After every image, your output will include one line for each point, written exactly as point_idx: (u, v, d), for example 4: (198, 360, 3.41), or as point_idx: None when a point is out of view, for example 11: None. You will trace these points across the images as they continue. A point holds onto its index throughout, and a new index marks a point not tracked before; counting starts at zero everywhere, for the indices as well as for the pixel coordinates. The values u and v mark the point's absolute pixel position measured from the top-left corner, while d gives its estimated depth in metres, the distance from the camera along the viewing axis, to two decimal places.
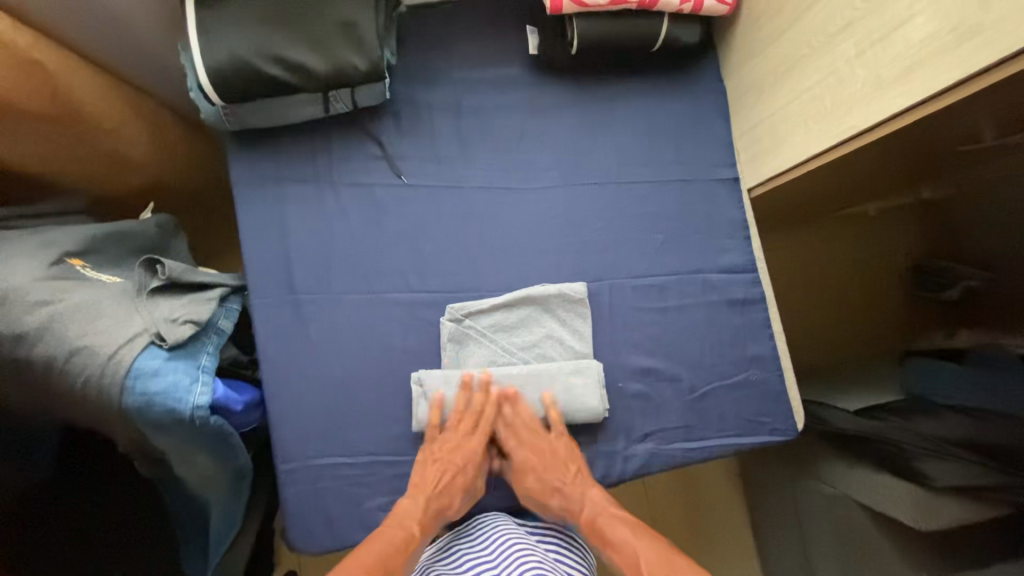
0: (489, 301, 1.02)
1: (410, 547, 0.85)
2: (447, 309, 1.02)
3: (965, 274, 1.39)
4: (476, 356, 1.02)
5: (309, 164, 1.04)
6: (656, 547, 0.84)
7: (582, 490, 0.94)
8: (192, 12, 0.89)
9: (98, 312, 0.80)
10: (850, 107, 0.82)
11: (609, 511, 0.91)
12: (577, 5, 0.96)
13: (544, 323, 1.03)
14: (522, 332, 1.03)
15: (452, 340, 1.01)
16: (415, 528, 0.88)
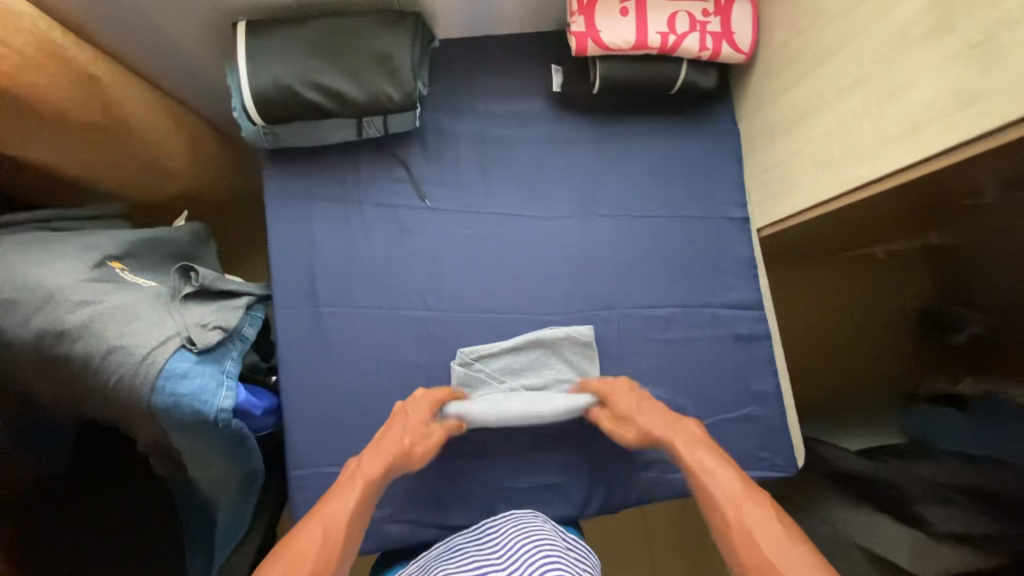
0: (499, 344, 1.06)
1: (364, 497, 0.83)
2: (458, 352, 1.05)
3: (971, 321, 1.39)
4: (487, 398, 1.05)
5: (338, 183, 1.09)
6: (744, 491, 0.78)
7: (674, 423, 0.92)
8: (242, 39, 0.96)
9: (135, 314, 0.84)
10: (857, 161, 0.85)
11: (703, 445, 0.87)
12: (600, 48, 1.02)
13: (553, 366, 1.07)
14: (529, 374, 1.06)
15: (463, 383, 1.05)
16: (363, 477, 0.85)
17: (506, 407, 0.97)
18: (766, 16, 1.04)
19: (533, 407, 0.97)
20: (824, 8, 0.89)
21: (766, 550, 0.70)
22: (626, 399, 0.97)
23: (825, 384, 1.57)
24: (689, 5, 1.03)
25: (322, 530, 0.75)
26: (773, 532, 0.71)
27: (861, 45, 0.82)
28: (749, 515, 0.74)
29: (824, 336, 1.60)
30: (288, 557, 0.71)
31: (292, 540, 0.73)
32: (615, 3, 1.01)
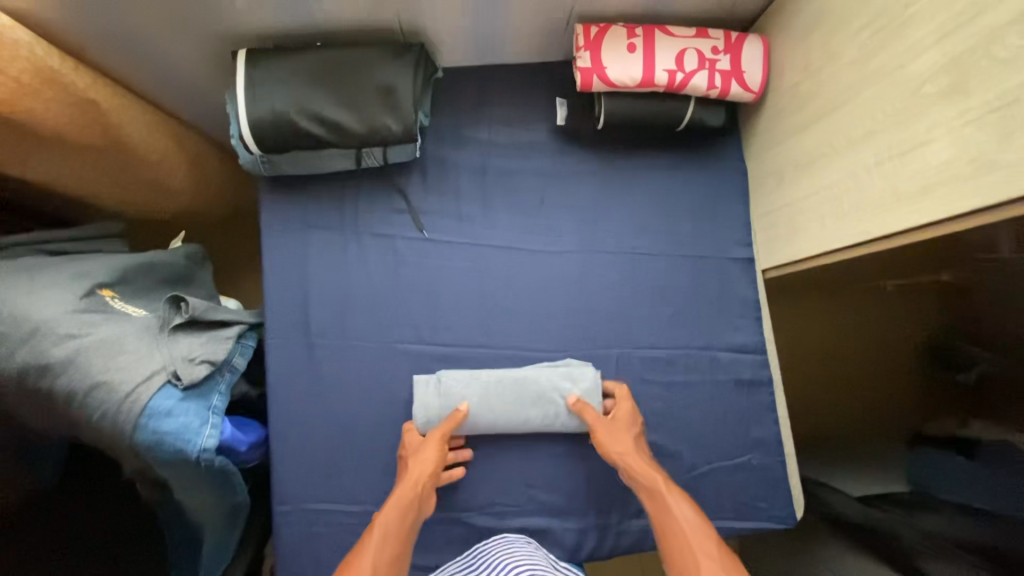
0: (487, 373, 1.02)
1: (395, 548, 0.85)
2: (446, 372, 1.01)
3: (978, 357, 1.37)
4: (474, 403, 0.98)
5: (336, 212, 1.07)
6: (714, 551, 0.79)
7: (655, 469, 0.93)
8: (242, 67, 0.94)
9: (121, 347, 0.83)
10: (865, 215, 0.82)
11: (675, 492, 0.89)
12: (605, 85, 1.00)
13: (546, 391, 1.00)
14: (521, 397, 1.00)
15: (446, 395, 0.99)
16: (380, 529, 0.86)
17: (490, 375, 1.01)
18: (778, 55, 1.01)
19: (508, 373, 1.01)
20: (838, 54, 0.86)
21: None
22: (606, 432, 0.96)
23: (826, 421, 1.53)
24: (698, 43, 1.00)
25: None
26: None
27: (875, 96, 0.79)
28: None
29: (825, 373, 1.55)
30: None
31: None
32: (622, 39, 0.99)
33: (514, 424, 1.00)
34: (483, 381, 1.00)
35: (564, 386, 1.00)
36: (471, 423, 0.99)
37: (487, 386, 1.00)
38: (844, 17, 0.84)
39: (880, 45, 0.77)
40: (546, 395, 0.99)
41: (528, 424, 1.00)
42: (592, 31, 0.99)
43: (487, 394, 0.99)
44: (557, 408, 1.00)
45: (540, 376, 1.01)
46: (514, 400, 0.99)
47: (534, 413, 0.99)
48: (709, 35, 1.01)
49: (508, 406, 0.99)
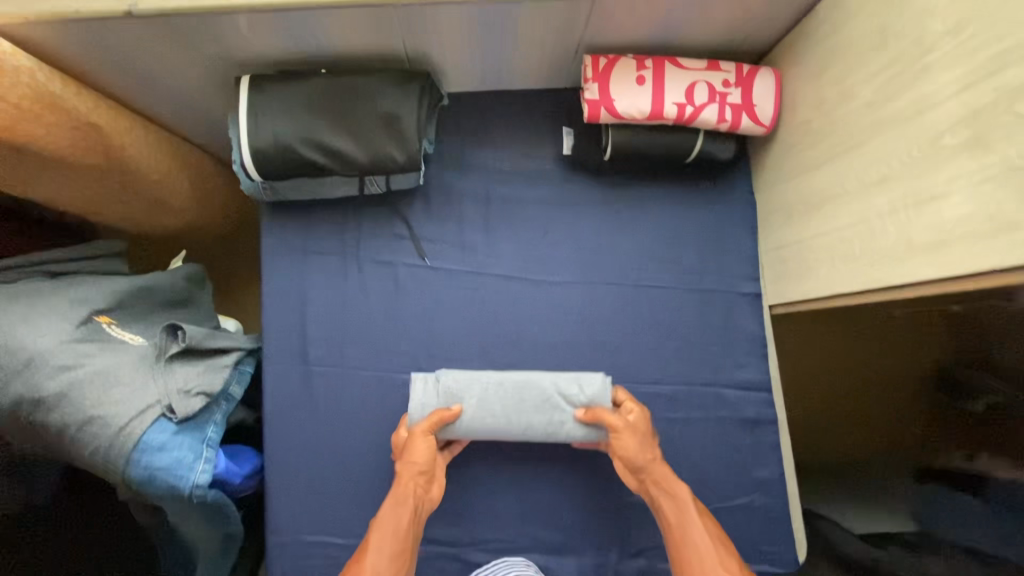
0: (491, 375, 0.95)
1: (403, 553, 0.84)
2: (445, 373, 0.95)
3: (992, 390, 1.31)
4: (473, 406, 0.93)
5: (337, 238, 1.06)
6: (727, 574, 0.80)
7: (667, 477, 0.90)
8: (244, 93, 0.93)
9: (117, 379, 0.82)
10: (877, 263, 0.80)
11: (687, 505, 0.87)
12: (613, 117, 0.99)
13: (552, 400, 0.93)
14: (525, 402, 0.93)
15: (446, 395, 0.94)
16: (390, 536, 0.84)
17: (493, 377, 0.95)
18: (790, 89, 0.99)
19: (513, 376, 0.95)
20: (850, 95, 0.84)
21: None
22: (628, 441, 0.90)
23: (825, 449, 1.51)
24: (709, 76, 0.99)
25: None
26: None
27: (891, 141, 0.77)
28: None
29: (829, 402, 1.51)
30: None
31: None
32: (631, 71, 0.97)
33: (515, 431, 0.93)
34: (485, 384, 0.94)
35: (572, 393, 0.93)
36: (469, 427, 0.93)
37: (489, 389, 0.94)
38: (858, 58, 0.82)
39: (897, 90, 0.75)
40: (551, 399, 0.93)
41: (531, 431, 0.94)
42: (601, 62, 0.97)
43: (489, 397, 0.93)
44: (563, 415, 0.93)
45: (546, 380, 0.94)
46: (516, 404, 0.93)
47: (536, 419, 0.93)
48: (720, 68, 0.99)
49: (509, 410, 0.93)
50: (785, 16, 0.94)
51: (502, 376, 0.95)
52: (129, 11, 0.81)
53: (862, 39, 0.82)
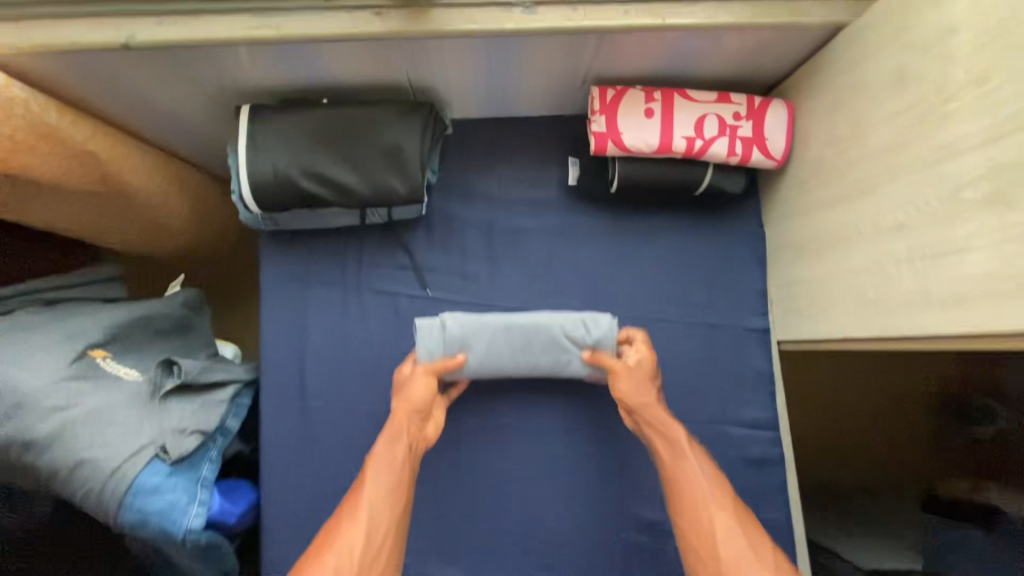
0: (497, 317, 0.94)
1: (400, 486, 0.84)
2: (451, 314, 0.93)
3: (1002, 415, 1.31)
4: (479, 351, 0.94)
5: (337, 268, 1.04)
6: (722, 509, 0.79)
7: (665, 417, 0.90)
8: (243, 123, 0.91)
9: (110, 418, 0.80)
10: (892, 311, 0.78)
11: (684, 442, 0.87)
12: (620, 149, 0.97)
13: (558, 341, 0.94)
14: (530, 344, 0.94)
15: (454, 341, 0.93)
16: (386, 468, 0.84)
17: (500, 319, 0.93)
18: (802, 123, 0.97)
19: (518, 318, 0.94)
20: (865, 137, 0.82)
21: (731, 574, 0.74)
22: (624, 380, 0.92)
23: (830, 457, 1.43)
24: (720, 108, 0.97)
25: (364, 524, 0.78)
26: (734, 554, 0.75)
27: (909, 188, 0.74)
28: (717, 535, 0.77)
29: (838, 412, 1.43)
30: (351, 554, 0.75)
31: (341, 539, 0.77)
32: (639, 103, 0.95)
33: (522, 369, 0.96)
34: (493, 329, 0.93)
35: (578, 335, 0.94)
36: (476, 369, 0.95)
37: (496, 333, 0.93)
38: (875, 97, 0.80)
39: (916, 136, 0.73)
40: (557, 341, 0.94)
41: (535, 370, 0.97)
42: (609, 94, 0.95)
43: (495, 343, 0.93)
44: (569, 355, 0.95)
45: (555, 323, 0.94)
46: (523, 347, 0.94)
47: (543, 360, 0.95)
48: (730, 100, 0.97)
49: (516, 354, 0.94)
50: (797, 49, 0.92)
51: (508, 317, 0.94)
52: (127, 43, 0.78)
53: (878, 78, 0.79)
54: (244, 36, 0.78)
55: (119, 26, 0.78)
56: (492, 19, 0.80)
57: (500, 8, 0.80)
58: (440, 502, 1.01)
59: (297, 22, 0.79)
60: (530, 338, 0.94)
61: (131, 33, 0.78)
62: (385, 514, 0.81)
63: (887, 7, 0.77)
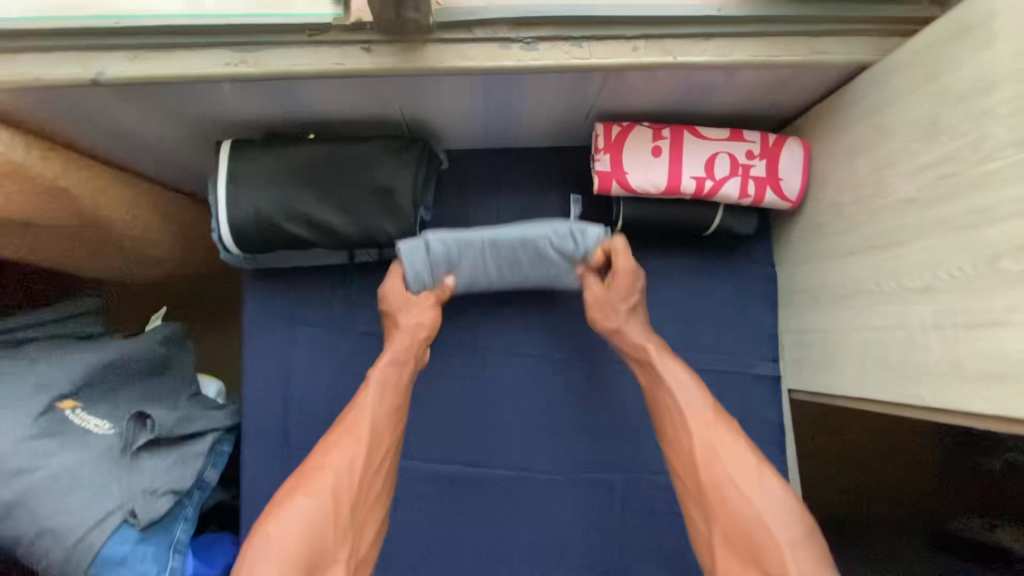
0: (480, 231, 0.87)
1: (392, 404, 0.83)
2: (434, 232, 0.86)
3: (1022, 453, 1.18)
4: (468, 270, 0.90)
5: (325, 308, 0.99)
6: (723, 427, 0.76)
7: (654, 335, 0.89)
8: (224, 161, 0.86)
9: (75, 481, 0.76)
10: (917, 377, 0.73)
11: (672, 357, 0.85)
12: (625, 189, 0.91)
13: (543, 258, 0.89)
14: (517, 261, 0.90)
15: (442, 262, 0.89)
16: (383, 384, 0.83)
17: (484, 234, 0.86)
18: (820, 163, 0.91)
19: (501, 233, 0.86)
20: (891, 188, 0.76)
21: (735, 487, 0.71)
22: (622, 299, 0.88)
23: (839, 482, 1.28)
24: (732, 147, 0.91)
25: (363, 440, 0.77)
26: (737, 467, 0.72)
27: (938, 249, 0.69)
28: (718, 446, 0.74)
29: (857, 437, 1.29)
30: (337, 470, 0.73)
31: (336, 452, 0.75)
32: (646, 141, 0.90)
33: (512, 283, 0.94)
34: (478, 246, 0.87)
35: (565, 249, 0.88)
36: (468, 284, 0.92)
37: (483, 250, 0.88)
38: (903, 146, 0.74)
39: (949, 194, 0.67)
40: (545, 252, 0.89)
41: (526, 283, 0.94)
42: (614, 131, 0.90)
43: (482, 260, 0.89)
44: (557, 270, 0.91)
45: (542, 235, 0.87)
46: (510, 264, 0.90)
47: (532, 274, 0.92)
48: (743, 138, 0.91)
49: (504, 269, 0.91)
50: (817, 86, 0.86)
51: (492, 233, 0.87)
52: (95, 79, 0.72)
53: (906, 126, 0.74)
54: (221, 73, 0.72)
55: (86, 61, 0.72)
56: (489, 57, 0.74)
57: (498, 44, 0.74)
58: (432, 556, 0.97)
59: (279, 57, 0.73)
60: (517, 254, 0.89)
61: (101, 68, 0.72)
62: (373, 431, 0.79)
63: (918, 49, 0.71)
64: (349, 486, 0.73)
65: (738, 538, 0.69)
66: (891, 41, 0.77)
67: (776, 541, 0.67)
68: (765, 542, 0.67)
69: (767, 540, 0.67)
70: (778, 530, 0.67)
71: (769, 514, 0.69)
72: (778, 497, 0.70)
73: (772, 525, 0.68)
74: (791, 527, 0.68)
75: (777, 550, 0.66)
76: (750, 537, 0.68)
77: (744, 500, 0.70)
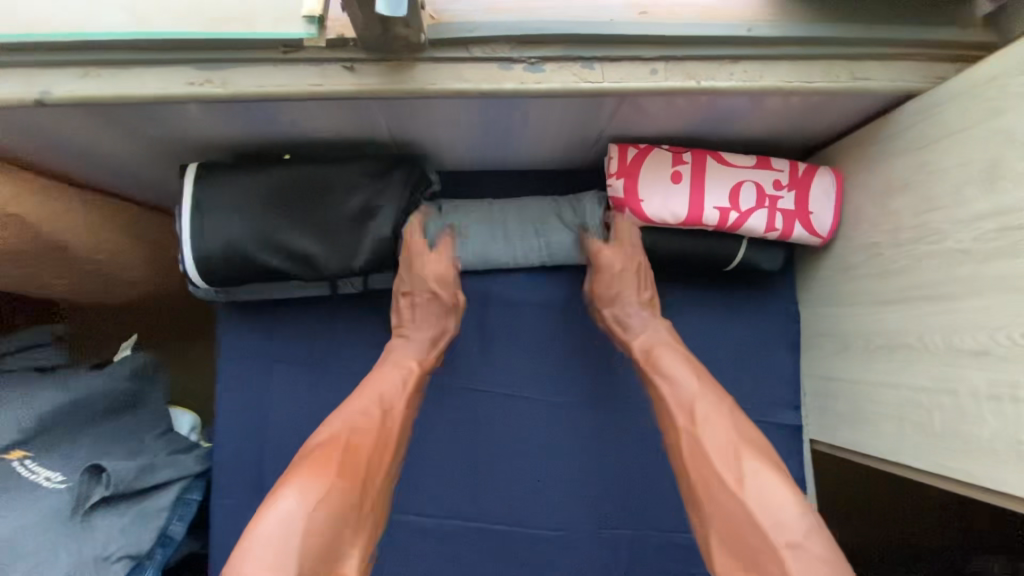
0: (488, 202, 0.91)
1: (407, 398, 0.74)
2: (444, 201, 0.90)
3: None
4: (475, 235, 0.89)
5: (306, 344, 0.90)
6: (724, 409, 0.66)
7: (654, 322, 0.80)
8: (189, 187, 0.78)
9: (19, 548, 0.69)
10: (966, 452, 0.64)
11: (670, 346, 0.76)
12: (639, 219, 0.83)
13: (546, 223, 0.89)
14: (521, 226, 0.89)
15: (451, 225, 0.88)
16: (410, 368, 0.76)
17: (491, 203, 0.90)
18: (854, 197, 0.82)
19: (506, 202, 0.91)
20: (940, 234, 0.67)
21: (722, 480, 0.60)
22: (628, 286, 0.83)
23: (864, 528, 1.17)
24: (758, 175, 0.82)
25: (378, 424, 0.67)
26: (723, 453, 0.62)
27: (996, 310, 0.60)
28: (703, 431, 0.64)
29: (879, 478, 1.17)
30: (359, 448, 0.63)
31: (359, 436, 0.64)
32: (664, 167, 0.81)
33: (515, 258, 0.91)
34: (485, 210, 0.90)
35: (566, 215, 0.89)
36: (473, 255, 0.89)
37: (490, 213, 0.90)
38: (956, 187, 0.66)
39: (1010, 249, 0.59)
40: (553, 224, 0.89)
41: (529, 258, 0.91)
42: (630, 154, 0.81)
43: (488, 226, 0.89)
44: (559, 238, 0.89)
45: (543, 202, 0.91)
46: (514, 230, 0.89)
47: (535, 245, 0.90)
48: (770, 166, 0.83)
49: (509, 238, 0.89)
50: (854, 113, 0.77)
51: (499, 203, 0.91)
52: (39, 100, 0.63)
53: (961, 165, 0.65)
54: (183, 93, 0.64)
55: (31, 79, 0.63)
56: (488, 78, 0.65)
57: (498, 64, 0.66)
58: None
59: (251, 76, 0.64)
60: (521, 219, 0.89)
61: (46, 87, 0.63)
62: (387, 413, 0.69)
63: (978, 80, 0.62)
64: (372, 469, 0.63)
65: (731, 538, 0.58)
66: (941, 67, 0.68)
67: (772, 543, 0.55)
68: (757, 543, 0.56)
69: (761, 543, 0.56)
70: (774, 531, 0.55)
71: (759, 511, 0.57)
72: (773, 487, 0.58)
73: (766, 526, 0.56)
74: (794, 527, 0.55)
75: (773, 553, 0.55)
76: (741, 536, 0.57)
77: (730, 498, 0.59)
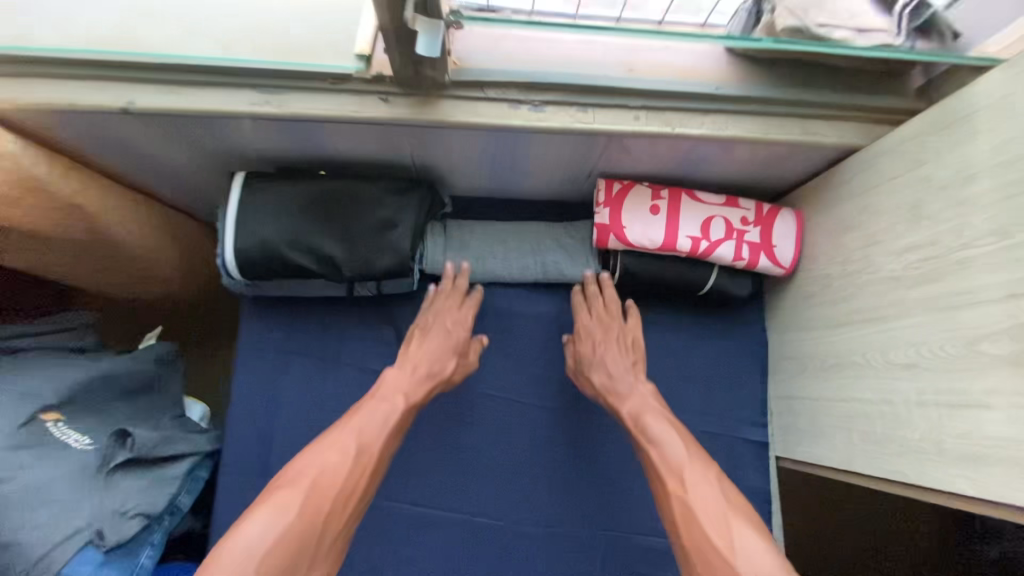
0: (490, 224, 1.03)
1: (391, 430, 0.80)
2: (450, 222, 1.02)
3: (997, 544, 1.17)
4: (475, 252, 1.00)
5: (319, 338, 1.00)
6: (714, 477, 0.75)
7: (637, 381, 0.89)
8: (236, 193, 0.90)
9: (48, 495, 0.76)
10: (902, 454, 0.73)
11: (656, 410, 0.84)
12: (622, 244, 0.94)
13: (542, 243, 1.01)
14: (519, 246, 1.01)
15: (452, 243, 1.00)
16: (399, 399, 0.83)
17: (491, 225, 1.02)
18: (811, 235, 0.94)
19: (506, 224, 1.03)
20: (878, 265, 0.78)
21: (715, 544, 0.68)
22: (613, 350, 0.92)
23: (823, 552, 1.25)
24: (727, 212, 0.94)
25: (352, 460, 0.75)
26: (716, 520, 0.70)
27: (923, 327, 0.70)
28: (694, 498, 0.73)
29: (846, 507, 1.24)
30: (321, 489, 0.71)
31: (322, 476, 0.72)
32: (645, 200, 0.94)
33: (512, 273, 1.01)
34: (486, 230, 1.02)
35: (559, 238, 1.01)
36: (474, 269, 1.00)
37: (490, 233, 1.02)
38: (889, 225, 0.77)
39: (930, 275, 0.70)
40: (548, 245, 1.01)
41: (525, 274, 1.02)
42: (615, 187, 0.94)
43: (488, 244, 1.01)
44: (553, 256, 1.01)
45: (539, 226, 1.03)
46: (512, 248, 1.01)
47: (532, 262, 1.01)
48: (738, 205, 0.95)
49: (507, 255, 1.01)
50: (809, 163, 0.90)
51: (498, 225, 1.03)
52: (125, 108, 0.76)
53: (894, 207, 0.77)
54: (245, 110, 0.77)
55: (120, 90, 0.76)
56: (499, 115, 0.79)
57: (508, 104, 0.79)
58: None
59: (303, 101, 0.77)
60: (519, 239, 1.01)
61: (132, 98, 0.76)
62: (363, 448, 0.77)
63: (903, 138, 0.76)
64: (333, 514, 0.71)
65: None
66: (876, 128, 0.82)
67: None
68: None
69: None
70: None
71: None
72: (761, 555, 0.66)
73: None
74: None
75: None
76: None
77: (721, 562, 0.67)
